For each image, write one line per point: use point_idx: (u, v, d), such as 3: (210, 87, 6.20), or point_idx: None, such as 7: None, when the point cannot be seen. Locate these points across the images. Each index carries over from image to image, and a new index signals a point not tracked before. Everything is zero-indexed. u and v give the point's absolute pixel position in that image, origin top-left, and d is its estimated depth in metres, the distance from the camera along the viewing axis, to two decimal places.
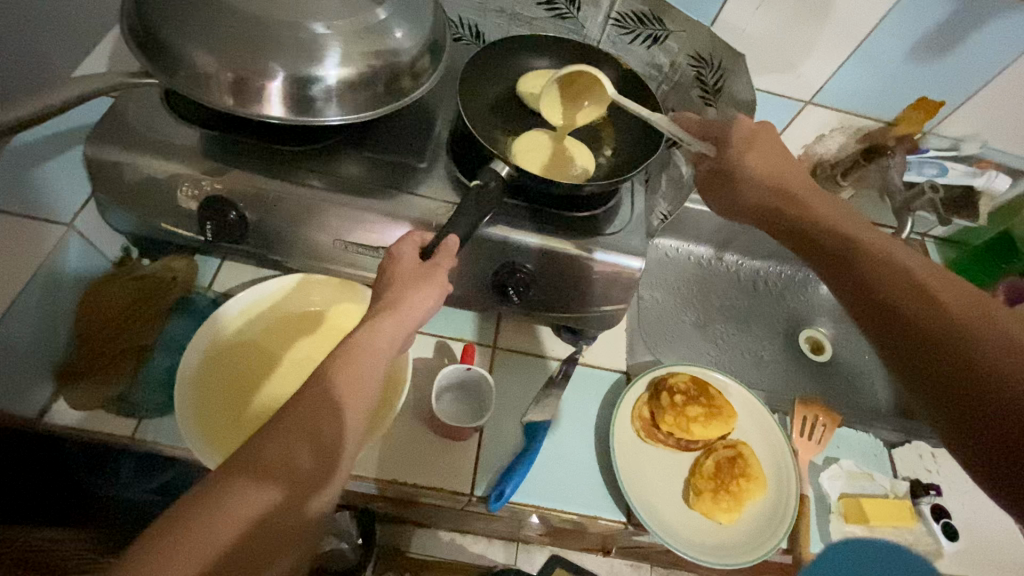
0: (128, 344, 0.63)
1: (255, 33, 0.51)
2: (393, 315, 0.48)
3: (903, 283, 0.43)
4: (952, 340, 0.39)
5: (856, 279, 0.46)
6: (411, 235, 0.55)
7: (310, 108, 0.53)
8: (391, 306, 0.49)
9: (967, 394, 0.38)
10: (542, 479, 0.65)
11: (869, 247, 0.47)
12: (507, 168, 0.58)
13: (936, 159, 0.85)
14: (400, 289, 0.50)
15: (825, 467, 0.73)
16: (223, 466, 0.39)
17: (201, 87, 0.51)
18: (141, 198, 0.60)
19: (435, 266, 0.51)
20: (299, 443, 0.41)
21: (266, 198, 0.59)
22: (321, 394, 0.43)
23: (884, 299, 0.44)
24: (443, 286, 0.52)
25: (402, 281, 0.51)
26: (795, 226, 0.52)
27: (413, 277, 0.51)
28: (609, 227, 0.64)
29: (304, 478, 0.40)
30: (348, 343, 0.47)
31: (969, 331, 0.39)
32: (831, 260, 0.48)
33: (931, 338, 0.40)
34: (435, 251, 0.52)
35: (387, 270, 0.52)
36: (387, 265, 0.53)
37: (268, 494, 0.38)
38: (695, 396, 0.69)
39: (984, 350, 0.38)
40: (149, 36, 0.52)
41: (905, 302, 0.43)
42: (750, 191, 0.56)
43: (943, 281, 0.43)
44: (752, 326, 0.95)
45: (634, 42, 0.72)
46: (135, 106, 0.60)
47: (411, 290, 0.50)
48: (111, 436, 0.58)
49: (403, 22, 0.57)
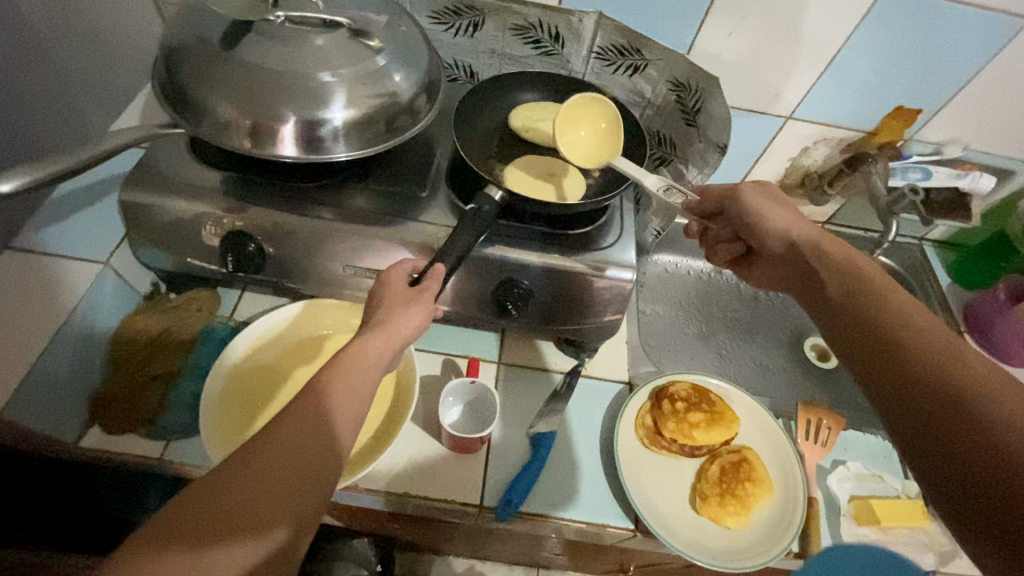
0: (157, 370, 0.67)
1: (268, 83, 0.57)
2: (377, 338, 0.51)
3: (891, 318, 0.43)
4: (936, 377, 0.39)
5: (867, 321, 0.45)
6: (402, 263, 0.59)
7: (319, 147, 0.60)
8: (381, 323, 0.53)
9: (958, 435, 0.36)
10: (550, 487, 0.67)
11: (895, 299, 0.45)
12: (500, 193, 0.62)
13: (919, 165, 0.87)
14: (387, 312, 0.54)
15: (833, 469, 0.73)
16: (213, 481, 0.41)
17: (223, 134, 0.58)
18: (169, 236, 0.66)
19: (423, 289, 0.55)
20: (297, 467, 0.43)
21: (282, 230, 0.64)
22: (316, 409, 0.46)
23: (893, 337, 0.42)
24: (432, 308, 0.56)
25: (395, 302, 0.55)
26: (837, 272, 0.51)
27: (402, 299, 0.55)
28: (601, 243, 0.67)
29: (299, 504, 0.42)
30: (344, 365, 0.49)
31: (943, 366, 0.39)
32: (845, 304, 0.47)
33: (906, 372, 0.40)
34: (424, 276, 0.56)
35: (383, 290, 0.56)
36: (378, 290, 0.57)
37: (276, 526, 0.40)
38: (696, 402, 0.71)
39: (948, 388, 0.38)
40: (177, 93, 0.58)
41: (910, 343, 0.41)
42: (772, 237, 0.60)
43: (922, 315, 0.43)
44: (756, 337, 0.97)
45: (616, 73, 0.78)
46: (164, 154, 0.67)
47: (399, 309, 0.54)
48: (142, 458, 0.61)
49: (402, 67, 0.63)
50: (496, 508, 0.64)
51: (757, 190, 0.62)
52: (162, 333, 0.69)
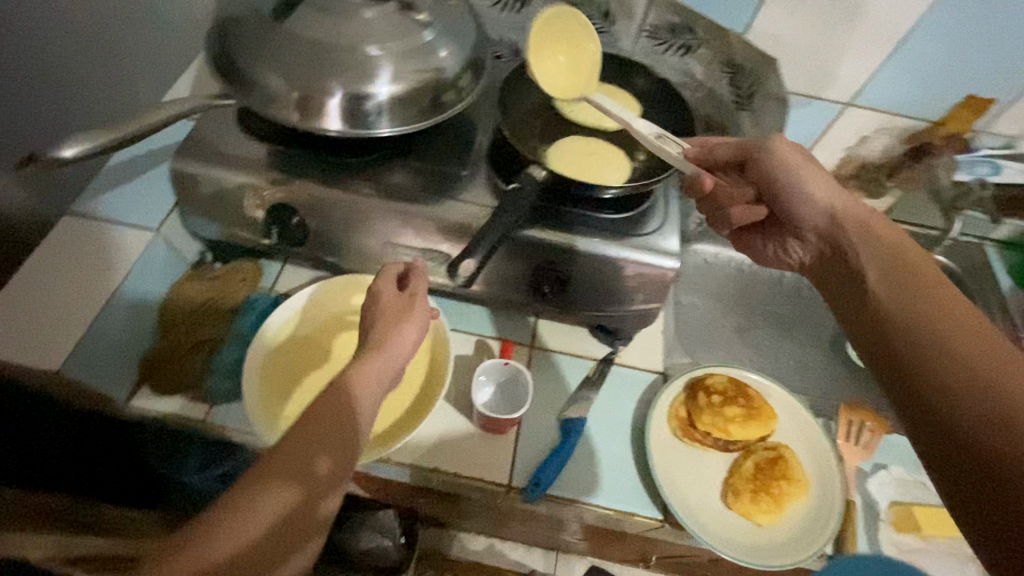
0: (203, 337, 0.69)
1: (317, 56, 0.57)
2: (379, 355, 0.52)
3: (930, 352, 0.42)
4: (977, 429, 0.38)
5: (913, 351, 0.43)
6: (386, 270, 0.59)
7: (363, 122, 0.59)
8: (377, 344, 0.53)
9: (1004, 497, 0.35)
10: (579, 473, 0.66)
11: (943, 325, 0.43)
12: (543, 172, 0.61)
13: (990, 158, 0.83)
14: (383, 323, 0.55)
15: (873, 473, 0.70)
16: (241, 487, 0.42)
17: (270, 105, 0.58)
18: (217, 207, 0.67)
19: (413, 296, 0.57)
20: (315, 444, 0.45)
21: (325, 205, 0.65)
22: (341, 401, 0.48)
23: (941, 370, 0.41)
24: (424, 322, 0.57)
25: (389, 316, 0.55)
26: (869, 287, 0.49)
27: (398, 309, 0.56)
28: (643, 229, 0.66)
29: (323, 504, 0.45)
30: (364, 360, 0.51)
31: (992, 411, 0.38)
32: (881, 327, 0.46)
33: (954, 431, 0.39)
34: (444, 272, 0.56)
35: (374, 305, 0.56)
36: (370, 303, 0.57)
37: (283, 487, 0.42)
38: (733, 396, 0.70)
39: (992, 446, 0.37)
40: (229, 63, 0.59)
41: (957, 383, 0.40)
42: (809, 210, 0.56)
43: (967, 344, 0.41)
44: (796, 333, 0.94)
45: (667, 52, 0.74)
46: (213, 125, 0.68)
47: (395, 324, 0.55)
48: (186, 420, 0.64)
49: (449, 43, 0.63)
50: (524, 489, 0.64)
51: (795, 148, 0.57)
52: (207, 301, 0.71)
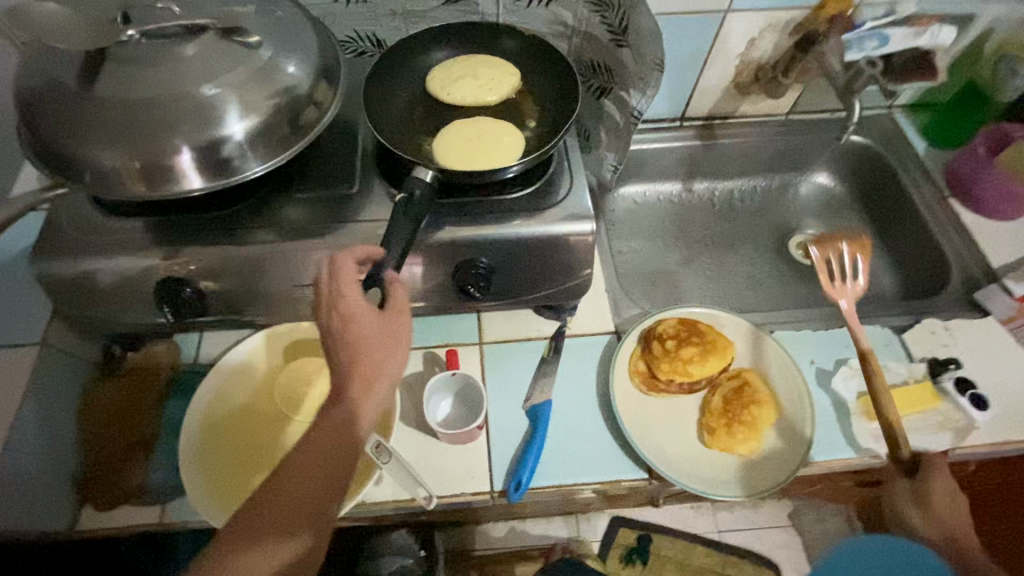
0: (135, 435, 0.64)
1: (151, 113, 0.51)
2: (377, 383, 0.48)
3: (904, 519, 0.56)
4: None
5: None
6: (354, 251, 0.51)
7: (228, 168, 0.54)
8: (358, 357, 0.48)
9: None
10: (555, 455, 0.65)
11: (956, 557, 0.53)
12: (430, 172, 0.57)
13: (875, 30, 0.80)
14: (379, 347, 0.49)
15: (836, 371, 0.71)
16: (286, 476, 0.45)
17: (113, 182, 0.52)
18: (100, 298, 0.61)
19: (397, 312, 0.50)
20: (305, 510, 0.45)
21: (216, 264, 0.59)
22: (342, 429, 0.46)
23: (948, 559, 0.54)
24: (405, 328, 0.50)
25: (357, 326, 0.48)
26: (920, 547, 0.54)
27: (377, 333, 0.49)
28: (554, 197, 0.63)
29: (334, 505, 0.46)
30: (359, 359, 0.48)
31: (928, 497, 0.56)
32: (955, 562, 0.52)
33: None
34: (379, 280, 0.51)
35: (348, 314, 0.49)
36: (342, 316, 0.49)
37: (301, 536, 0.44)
38: (687, 337, 0.69)
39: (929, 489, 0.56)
40: (50, 149, 0.52)
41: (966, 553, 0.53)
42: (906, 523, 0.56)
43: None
44: (739, 249, 0.94)
45: (531, 6, 0.73)
46: (68, 213, 0.61)
47: (381, 348, 0.48)
48: (141, 526, 0.60)
49: (291, 56, 0.57)
50: (507, 491, 0.62)
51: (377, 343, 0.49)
52: (129, 396, 0.66)
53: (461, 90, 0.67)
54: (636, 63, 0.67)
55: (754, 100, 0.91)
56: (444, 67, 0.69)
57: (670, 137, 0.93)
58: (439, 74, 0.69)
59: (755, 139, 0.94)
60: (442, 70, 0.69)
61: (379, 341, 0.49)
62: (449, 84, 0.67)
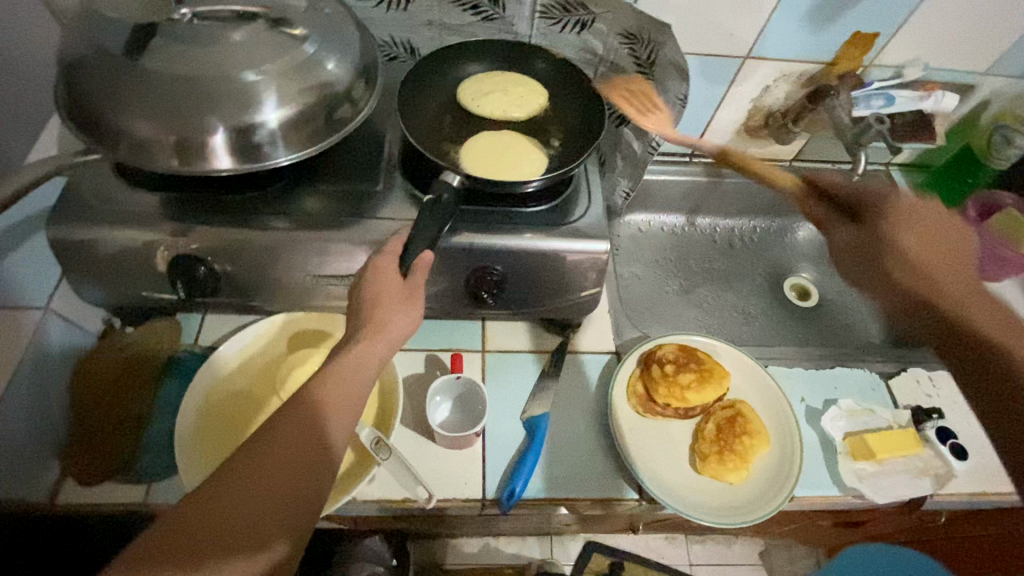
0: (127, 412, 0.64)
1: (192, 92, 0.52)
2: (377, 344, 0.50)
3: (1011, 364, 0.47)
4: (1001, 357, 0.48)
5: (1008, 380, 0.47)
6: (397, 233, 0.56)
7: (257, 154, 0.55)
8: (372, 321, 0.51)
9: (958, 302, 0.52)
10: (550, 468, 0.66)
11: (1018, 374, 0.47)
12: (458, 177, 0.59)
13: (881, 90, 0.84)
14: (382, 309, 0.51)
15: (825, 410, 0.73)
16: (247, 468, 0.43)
17: (145, 154, 0.53)
18: (108, 269, 0.60)
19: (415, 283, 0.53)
20: (279, 511, 0.42)
21: (231, 246, 0.59)
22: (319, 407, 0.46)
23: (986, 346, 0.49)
24: (417, 299, 0.54)
25: (380, 287, 0.52)
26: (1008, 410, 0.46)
27: (394, 294, 0.52)
28: (572, 214, 0.65)
29: (303, 501, 0.43)
30: (376, 312, 0.51)
31: (936, 266, 0.55)
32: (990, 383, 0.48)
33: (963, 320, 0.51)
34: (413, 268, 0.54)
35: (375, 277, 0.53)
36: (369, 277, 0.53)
37: (280, 541, 0.42)
38: (685, 363, 0.70)
39: (942, 269, 0.55)
40: (87, 116, 0.53)
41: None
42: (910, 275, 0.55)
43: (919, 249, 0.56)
44: (736, 285, 0.96)
45: (563, 31, 0.73)
46: (90, 181, 0.61)
47: (394, 308, 0.52)
48: (121, 504, 0.59)
49: (333, 53, 0.58)
50: (500, 500, 0.62)
51: (389, 304, 0.52)
52: (125, 372, 0.65)
53: (491, 103, 0.69)
54: (660, 96, 0.73)
55: (762, 143, 0.95)
56: (475, 79, 0.72)
57: (681, 170, 0.95)
58: (472, 84, 0.71)
59: None
60: (474, 81, 0.72)
61: (394, 299, 0.52)
62: (480, 97, 0.70)
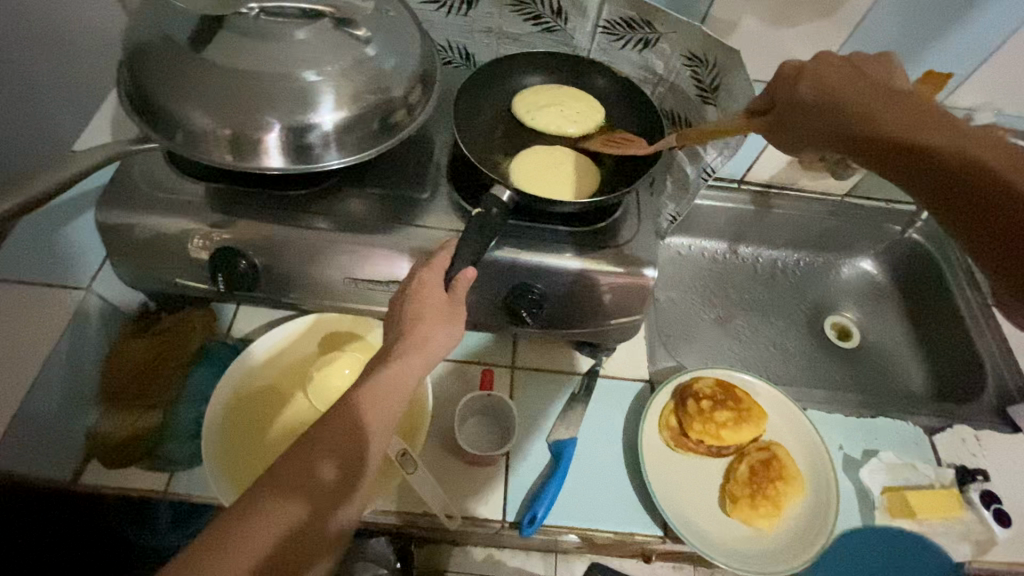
0: (156, 399, 0.64)
1: (251, 88, 0.51)
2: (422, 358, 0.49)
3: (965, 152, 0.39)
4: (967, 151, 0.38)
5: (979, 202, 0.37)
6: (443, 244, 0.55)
7: (310, 155, 0.54)
8: (416, 336, 0.49)
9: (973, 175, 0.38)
10: (574, 495, 0.64)
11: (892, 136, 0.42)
12: (508, 193, 0.57)
13: None
14: (424, 324, 0.50)
15: (864, 461, 0.70)
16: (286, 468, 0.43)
17: (200, 145, 0.52)
18: (151, 255, 0.60)
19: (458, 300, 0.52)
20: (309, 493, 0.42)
21: (273, 243, 0.59)
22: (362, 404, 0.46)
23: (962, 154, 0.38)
24: (459, 316, 0.52)
25: (423, 300, 0.51)
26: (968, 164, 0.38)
27: (437, 309, 0.51)
28: (619, 237, 0.63)
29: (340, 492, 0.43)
30: (417, 323, 0.50)
31: (834, 85, 0.46)
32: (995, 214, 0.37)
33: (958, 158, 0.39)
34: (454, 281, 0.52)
35: (417, 292, 0.52)
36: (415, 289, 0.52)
37: (294, 506, 0.41)
38: (722, 399, 0.68)
39: (842, 84, 0.46)
40: (147, 103, 0.53)
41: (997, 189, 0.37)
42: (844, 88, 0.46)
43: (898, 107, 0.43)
44: (774, 318, 0.94)
45: (624, 48, 0.72)
46: (142, 166, 0.61)
47: (438, 324, 0.50)
48: (145, 491, 0.58)
49: (394, 57, 0.57)
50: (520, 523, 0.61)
51: (433, 320, 0.50)
52: (156, 359, 0.65)
53: (545, 118, 0.68)
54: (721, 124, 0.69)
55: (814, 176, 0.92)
56: (532, 92, 0.71)
57: (727, 197, 0.93)
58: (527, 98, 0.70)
59: (808, 214, 0.95)
60: (531, 94, 0.70)
61: (436, 312, 0.51)
62: (535, 110, 0.68)
